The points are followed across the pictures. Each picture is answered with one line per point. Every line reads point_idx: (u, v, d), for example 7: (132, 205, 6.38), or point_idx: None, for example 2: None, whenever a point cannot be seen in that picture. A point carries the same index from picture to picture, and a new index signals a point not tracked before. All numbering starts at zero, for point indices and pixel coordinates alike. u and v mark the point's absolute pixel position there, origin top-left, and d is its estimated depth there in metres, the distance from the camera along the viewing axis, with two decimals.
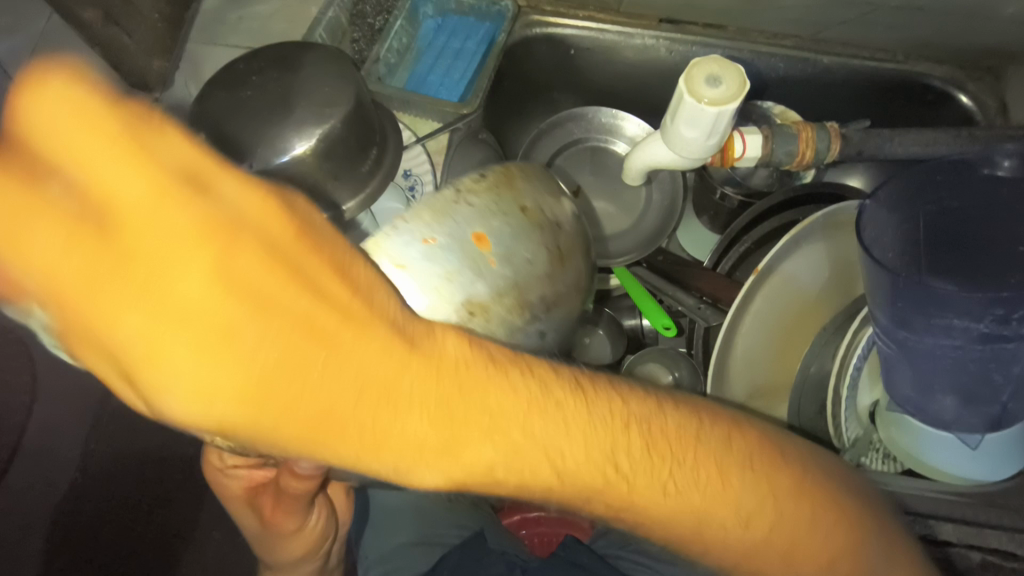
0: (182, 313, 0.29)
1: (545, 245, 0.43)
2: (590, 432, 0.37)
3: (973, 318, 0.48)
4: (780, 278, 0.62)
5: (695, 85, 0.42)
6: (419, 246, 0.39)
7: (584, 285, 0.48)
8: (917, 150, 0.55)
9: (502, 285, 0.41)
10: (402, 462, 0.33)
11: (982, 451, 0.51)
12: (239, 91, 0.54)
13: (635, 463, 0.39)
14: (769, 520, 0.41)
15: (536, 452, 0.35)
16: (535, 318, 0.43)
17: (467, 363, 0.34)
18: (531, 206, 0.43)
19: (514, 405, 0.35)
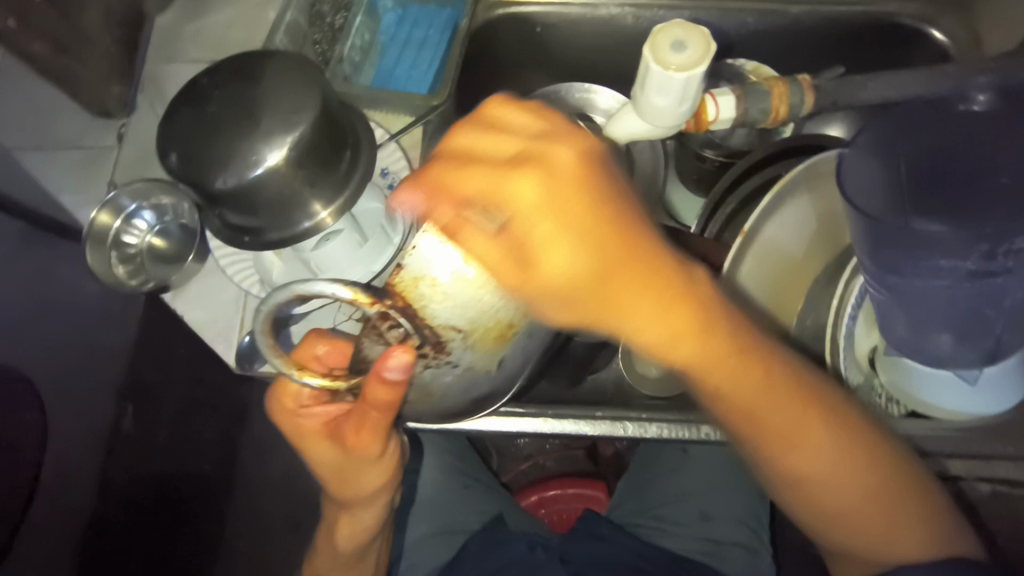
0: (558, 269, 0.40)
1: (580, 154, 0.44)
2: (824, 441, 0.46)
3: (959, 257, 0.46)
4: (770, 235, 0.61)
5: (662, 52, 0.41)
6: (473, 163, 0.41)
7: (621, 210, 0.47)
8: (891, 94, 0.56)
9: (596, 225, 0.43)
10: (790, 466, 0.47)
11: (981, 385, 0.53)
12: (205, 107, 0.53)
13: (730, 376, 0.44)
14: (909, 536, 0.47)
15: (844, 466, 0.46)
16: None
17: (720, 356, 0.43)
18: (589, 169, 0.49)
19: (809, 431, 0.46)
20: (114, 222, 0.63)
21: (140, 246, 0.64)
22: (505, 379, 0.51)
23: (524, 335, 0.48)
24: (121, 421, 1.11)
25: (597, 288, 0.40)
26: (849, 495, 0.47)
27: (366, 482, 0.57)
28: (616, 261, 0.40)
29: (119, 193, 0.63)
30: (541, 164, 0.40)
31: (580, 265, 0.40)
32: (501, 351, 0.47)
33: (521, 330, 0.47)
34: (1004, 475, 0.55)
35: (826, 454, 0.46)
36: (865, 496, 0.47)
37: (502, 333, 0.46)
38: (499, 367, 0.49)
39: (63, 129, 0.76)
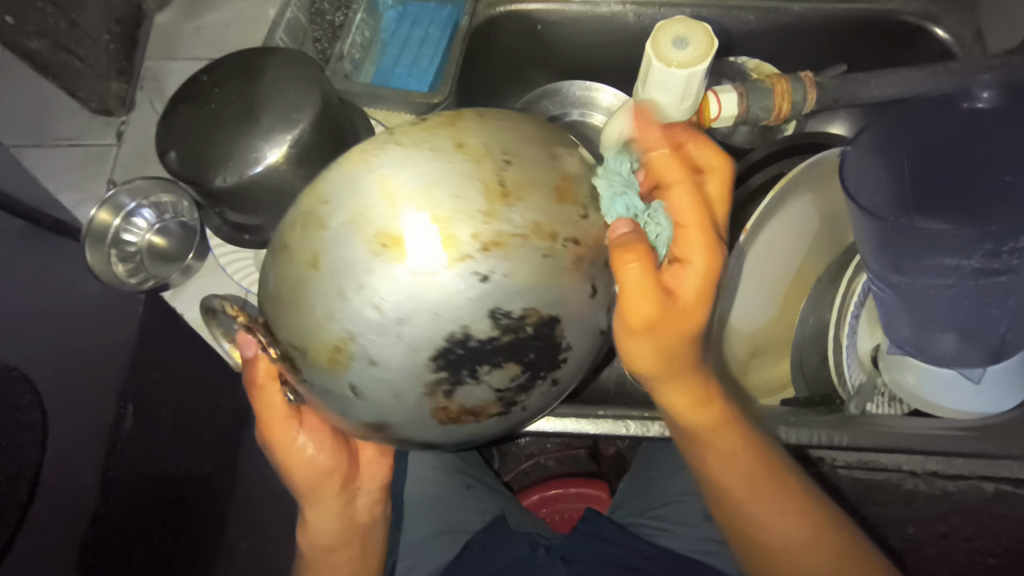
0: (641, 364, 0.45)
1: (484, 178, 0.38)
2: (738, 485, 0.51)
3: (963, 256, 0.48)
4: (772, 232, 0.60)
5: (663, 49, 0.41)
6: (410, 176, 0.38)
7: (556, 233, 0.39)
8: (893, 91, 0.54)
9: (419, 215, 0.37)
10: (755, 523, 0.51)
11: (985, 383, 0.52)
12: (204, 105, 0.53)
13: (727, 461, 0.51)
14: None
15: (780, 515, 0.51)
16: (468, 256, 0.37)
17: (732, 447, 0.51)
18: (473, 142, 0.39)
19: (738, 478, 0.51)
20: (115, 219, 0.63)
21: (140, 244, 0.65)
22: (391, 411, 0.41)
23: (365, 361, 0.38)
24: (122, 423, 1.10)
25: (665, 366, 0.46)
26: (775, 530, 0.51)
27: (302, 483, 0.57)
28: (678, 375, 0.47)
29: (118, 191, 0.62)
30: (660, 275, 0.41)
31: (652, 363, 0.45)
32: (344, 376, 0.39)
33: (363, 356, 0.38)
34: (1006, 475, 0.54)
35: (759, 488, 0.51)
36: (803, 538, 0.50)
37: (335, 353, 0.39)
38: (355, 395, 0.40)
39: (62, 127, 0.76)
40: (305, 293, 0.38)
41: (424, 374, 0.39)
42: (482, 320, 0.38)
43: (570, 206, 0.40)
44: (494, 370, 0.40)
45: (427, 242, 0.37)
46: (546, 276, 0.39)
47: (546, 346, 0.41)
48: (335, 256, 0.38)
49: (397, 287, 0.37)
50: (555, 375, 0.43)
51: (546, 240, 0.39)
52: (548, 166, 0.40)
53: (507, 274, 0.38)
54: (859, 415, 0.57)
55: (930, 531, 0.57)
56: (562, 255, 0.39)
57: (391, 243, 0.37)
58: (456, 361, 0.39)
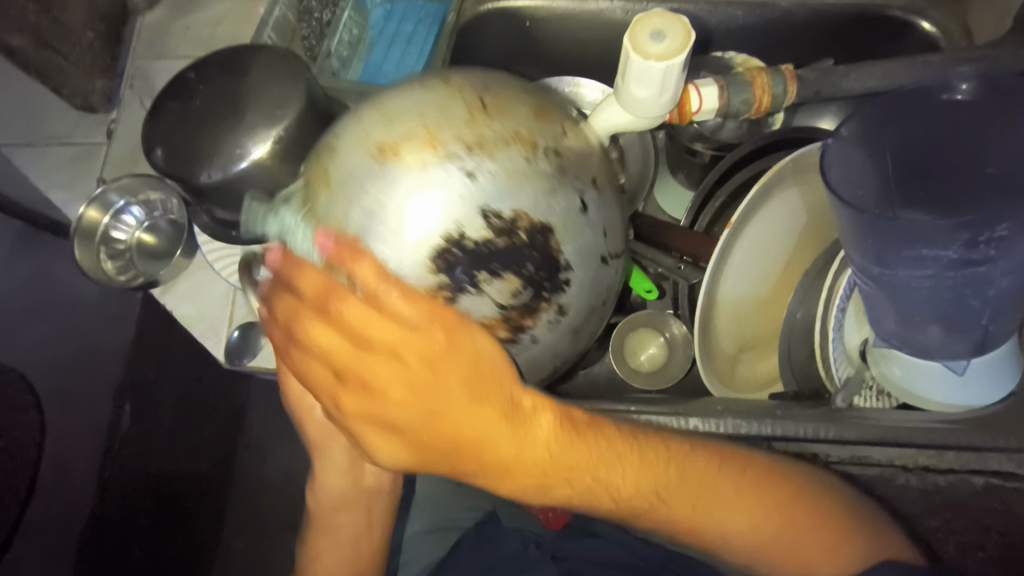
0: (452, 421, 0.42)
1: (466, 101, 0.44)
2: (724, 479, 0.48)
3: (941, 247, 0.48)
4: (758, 226, 0.61)
5: (640, 41, 0.41)
6: (403, 105, 0.44)
7: (543, 143, 0.44)
8: (873, 83, 0.55)
9: (412, 127, 0.43)
10: (721, 533, 0.49)
11: (971, 375, 0.52)
12: (190, 102, 0.54)
13: (634, 478, 0.47)
14: None
15: (769, 510, 0.48)
16: (456, 156, 0.42)
17: (562, 449, 0.44)
18: (457, 80, 0.46)
19: (725, 483, 0.48)
20: (103, 218, 0.63)
21: (130, 242, 0.65)
22: (394, 333, 0.43)
23: (371, 259, 0.41)
24: (119, 422, 1.11)
25: (428, 424, 0.42)
26: (748, 530, 0.49)
27: (313, 432, 0.61)
28: (444, 401, 0.42)
29: (107, 189, 0.63)
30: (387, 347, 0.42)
31: (394, 449, 0.43)
32: (350, 293, 0.43)
33: (364, 265, 0.42)
34: (995, 467, 0.53)
35: (643, 480, 0.47)
36: (787, 534, 0.48)
37: (347, 254, 0.42)
38: (361, 312, 0.43)
39: (60, 128, 0.79)
40: (329, 199, 0.43)
41: (426, 279, 0.42)
42: (475, 217, 0.41)
43: (549, 126, 0.45)
44: (495, 279, 0.42)
45: (418, 147, 0.42)
46: (529, 171, 0.43)
47: (543, 254, 0.43)
48: (341, 172, 0.43)
49: (407, 197, 0.42)
50: (561, 303, 0.45)
51: (528, 146, 0.43)
52: (525, 98, 0.46)
53: (494, 172, 0.42)
54: (847, 408, 0.57)
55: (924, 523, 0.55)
56: (544, 162, 0.43)
57: (393, 150, 0.42)
58: (455, 266, 0.42)
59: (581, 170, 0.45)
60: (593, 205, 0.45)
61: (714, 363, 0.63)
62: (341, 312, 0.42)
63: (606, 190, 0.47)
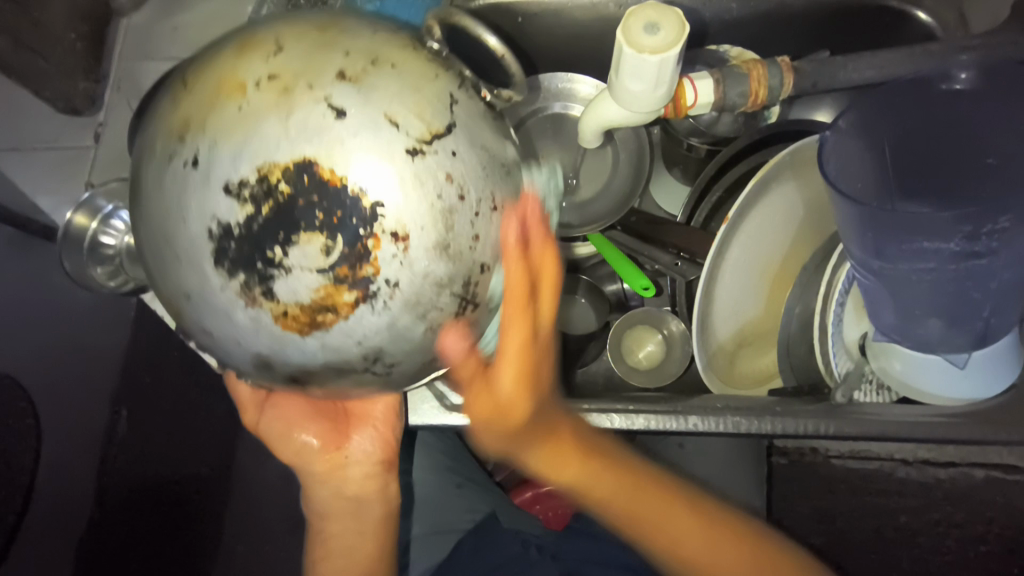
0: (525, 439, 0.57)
1: (176, 88, 0.39)
2: (682, 513, 0.58)
3: (943, 240, 0.48)
4: (751, 223, 0.60)
5: (634, 35, 0.40)
6: (146, 125, 0.40)
7: (251, 78, 0.36)
8: (872, 74, 0.52)
9: (142, 152, 0.39)
10: (696, 570, 0.57)
11: (971, 368, 0.50)
12: (178, 103, 0.57)
13: (615, 489, 0.59)
14: None
15: (722, 539, 0.57)
16: (178, 151, 0.36)
17: (630, 479, 0.60)
18: (173, 74, 0.41)
19: (690, 528, 0.57)
20: (92, 223, 0.62)
21: (117, 248, 0.62)
22: (239, 339, 0.37)
23: (186, 298, 0.38)
24: (116, 427, 1.09)
25: (530, 374, 0.51)
26: (720, 564, 0.56)
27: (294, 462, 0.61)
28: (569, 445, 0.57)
29: (95, 194, 0.63)
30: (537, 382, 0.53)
31: (517, 388, 0.51)
32: (196, 325, 0.39)
33: (183, 299, 0.38)
34: (996, 460, 0.59)
35: (622, 497, 0.59)
36: (748, 574, 0.55)
37: (177, 308, 0.39)
38: (214, 336, 0.38)
39: (38, 130, 0.75)
40: (154, 282, 0.41)
41: (223, 279, 0.36)
42: (223, 201, 0.35)
43: (254, 55, 0.37)
44: (290, 247, 0.35)
45: (150, 163, 0.38)
46: (250, 121, 0.35)
47: (320, 191, 0.35)
48: (135, 229, 0.41)
49: (166, 201, 0.37)
50: (387, 228, 0.35)
51: (234, 92, 0.36)
52: (228, 43, 0.39)
53: (217, 141, 0.35)
54: (847, 404, 0.55)
55: (923, 519, 0.61)
56: (260, 95, 0.35)
57: (133, 192, 0.39)
58: (236, 254, 0.35)
59: (310, 74, 0.36)
60: (357, 105, 0.35)
61: (713, 361, 0.62)
62: (501, 363, 0.49)
63: (365, 75, 0.36)
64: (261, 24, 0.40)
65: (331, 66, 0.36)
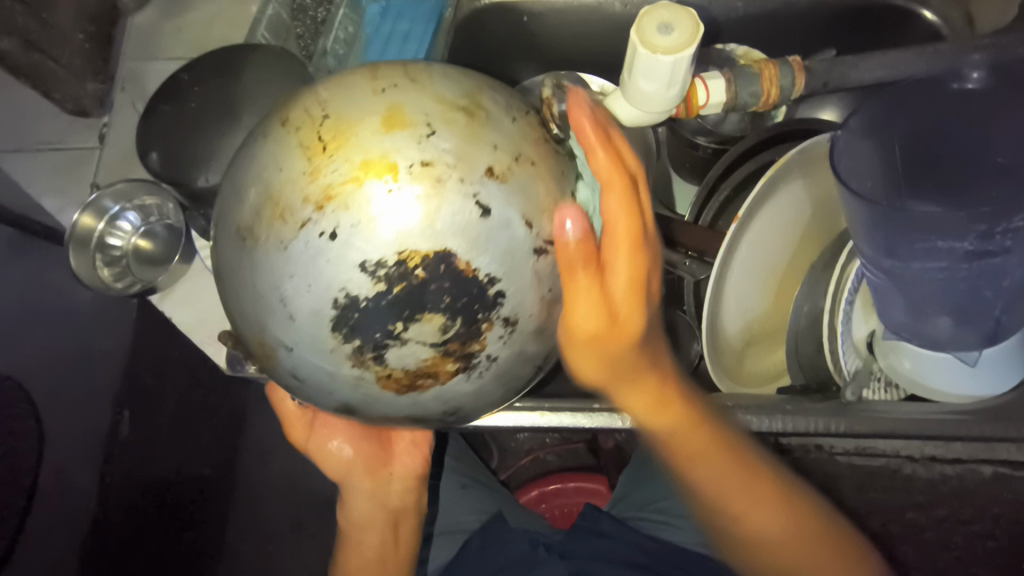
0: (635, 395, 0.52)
1: (301, 141, 0.38)
2: (731, 468, 0.53)
3: (956, 238, 0.48)
4: (764, 219, 0.60)
5: (649, 35, 0.40)
6: (261, 165, 0.39)
7: (399, 159, 0.37)
8: (883, 73, 0.52)
9: (258, 197, 0.38)
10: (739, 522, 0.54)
11: (981, 367, 0.51)
12: (184, 105, 0.55)
13: (690, 430, 0.53)
14: (833, 564, 0.51)
15: (766, 497, 0.53)
16: (309, 221, 0.37)
17: (715, 443, 0.53)
18: (293, 113, 0.40)
19: (734, 476, 0.53)
20: (98, 223, 0.61)
21: (126, 248, 0.63)
22: (327, 385, 0.40)
23: (285, 348, 0.39)
24: (118, 429, 1.09)
25: (615, 372, 0.50)
26: (778, 536, 0.53)
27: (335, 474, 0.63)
28: (670, 430, 0.53)
29: (102, 194, 0.61)
30: (654, 379, 0.52)
31: (597, 374, 0.49)
32: (282, 367, 0.41)
33: (280, 346, 0.39)
34: (1004, 457, 0.55)
35: (733, 483, 0.53)
36: (791, 536, 0.53)
37: (266, 349, 0.41)
38: (298, 381, 0.41)
39: (44, 130, 0.75)
40: (232, 309, 0.42)
41: (337, 345, 0.38)
42: (355, 276, 0.36)
43: (404, 131, 0.37)
44: (412, 325, 0.37)
45: (270, 220, 0.38)
46: (398, 208, 0.36)
47: (454, 280, 0.37)
48: (228, 266, 0.40)
49: (291, 266, 0.37)
50: (504, 313, 0.38)
51: (384, 173, 0.36)
52: (370, 105, 0.38)
53: (360, 217, 0.36)
54: (856, 402, 0.55)
55: (930, 516, 0.57)
56: (412, 184, 0.36)
57: (234, 238, 0.39)
58: (359, 325, 0.37)
59: (463, 166, 0.37)
60: (499, 201, 0.37)
61: (723, 361, 0.62)
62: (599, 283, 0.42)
63: (511, 174, 0.38)
64: (397, 77, 0.40)
65: (482, 160, 0.37)
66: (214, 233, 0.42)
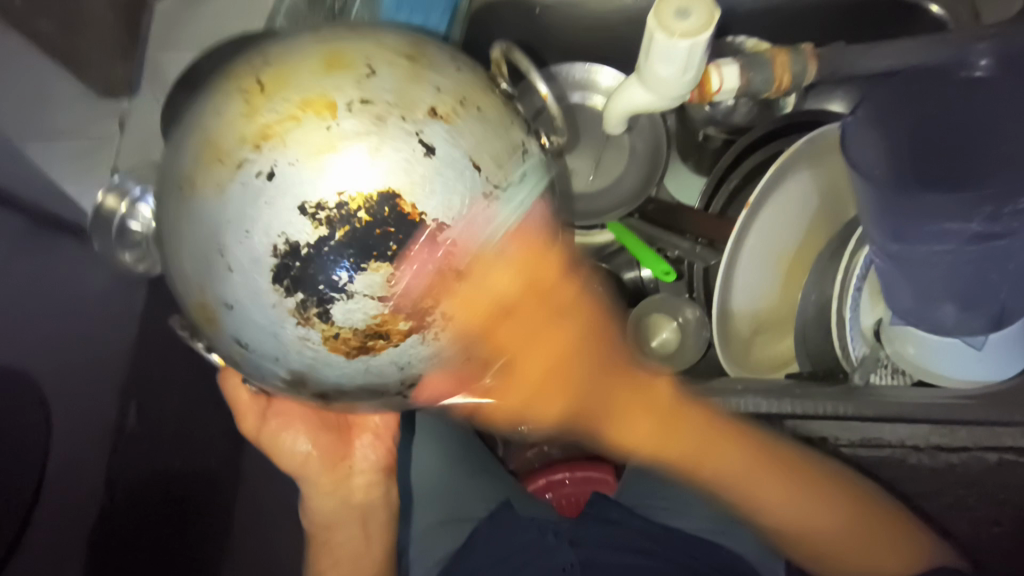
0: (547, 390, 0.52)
1: (245, 88, 0.39)
2: (747, 466, 0.57)
3: (964, 220, 0.49)
4: (773, 207, 0.61)
5: (666, 20, 0.41)
6: (214, 111, 0.39)
7: (341, 101, 0.38)
8: (893, 61, 0.54)
9: (198, 145, 0.39)
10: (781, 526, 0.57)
11: (988, 351, 0.52)
12: None
13: (691, 441, 0.57)
14: (885, 549, 0.53)
15: (804, 504, 0.56)
16: (247, 161, 0.37)
17: (726, 435, 0.57)
18: (238, 67, 0.41)
19: (773, 479, 0.56)
20: (120, 206, 0.63)
21: (145, 233, 0.64)
22: (265, 345, 0.40)
23: (226, 308, 0.39)
24: (127, 420, 1.10)
25: (531, 390, 0.49)
26: (836, 535, 0.55)
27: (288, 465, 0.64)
28: (591, 418, 0.56)
29: (125, 178, 0.63)
30: (533, 286, 0.43)
31: (495, 340, 0.42)
32: (224, 331, 0.40)
33: (220, 303, 0.39)
34: (1009, 444, 0.54)
35: (765, 484, 0.56)
36: (850, 530, 0.55)
37: (208, 313, 0.40)
38: (244, 348, 0.40)
39: (66, 120, 0.77)
40: (174, 273, 0.42)
41: (279, 299, 0.38)
42: (296, 220, 0.37)
43: (343, 72, 0.39)
44: (359, 274, 0.37)
45: (210, 165, 0.38)
46: (341, 143, 0.37)
47: (398, 225, 0.38)
48: (167, 224, 0.41)
49: (229, 215, 0.37)
50: (460, 273, 0.39)
51: (323, 110, 0.37)
52: (313, 49, 0.40)
53: (296, 159, 0.37)
54: (863, 387, 0.57)
55: (935, 502, 0.59)
56: (349, 119, 0.37)
57: (163, 198, 0.41)
58: (302, 276, 0.37)
59: (402, 105, 0.38)
60: (443, 142, 0.39)
61: (732, 347, 0.64)
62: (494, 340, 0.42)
63: (456, 116, 0.39)
64: (347, 36, 0.41)
65: (424, 101, 0.39)
66: (158, 191, 0.42)
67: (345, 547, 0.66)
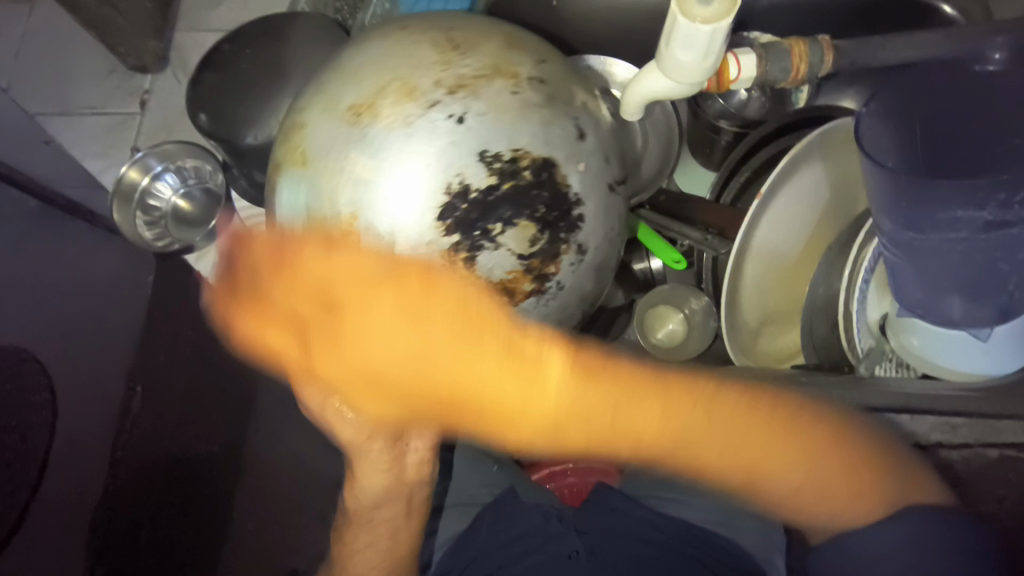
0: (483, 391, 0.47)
1: (440, 42, 0.53)
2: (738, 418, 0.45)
3: (976, 207, 0.49)
4: (786, 197, 0.62)
5: (688, 3, 0.42)
6: (372, 63, 0.52)
7: (513, 66, 0.52)
8: (909, 54, 0.57)
9: (383, 82, 0.51)
10: (767, 483, 0.46)
11: (992, 344, 0.52)
12: (237, 68, 0.59)
13: (672, 388, 0.46)
14: (855, 494, 0.47)
15: (773, 449, 0.45)
16: (437, 100, 0.50)
17: (669, 379, 0.46)
18: (413, 28, 0.55)
19: (762, 429, 0.45)
20: (142, 179, 0.66)
21: (165, 209, 0.67)
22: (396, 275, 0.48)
23: (379, 230, 0.49)
24: (130, 403, 1.11)
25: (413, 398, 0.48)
26: (818, 493, 0.47)
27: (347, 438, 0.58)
28: (448, 380, 0.46)
29: (148, 153, 0.66)
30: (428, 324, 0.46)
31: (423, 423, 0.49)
32: (359, 250, 0.49)
33: (370, 224, 0.50)
34: (1010, 440, 0.54)
35: (733, 445, 0.45)
36: (826, 483, 0.46)
37: (352, 229, 0.50)
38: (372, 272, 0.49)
39: (93, 97, 0.79)
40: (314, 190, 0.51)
41: (438, 230, 0.49)
42: (475, 169, 0.49)
43: (521, 52, 0.54)
44: (508, 229, 0.50)
45: (396, 101, 0.50)
46: (518, 107, 0.51)
47: (551, 189, 0.51)
48: (316, 143, 0.52)
49: (398, 159, 0.49)
50: (575, 241, 0.53)
51: (507, 78, 0.52)
52: (494, 30, 0.56)
53: (481, 115, 0.50)
54: (869, 377, 0.59)
55: None
56: (501, 88, 0.51)
57: (311, 143, 0.52)
58: (465, 218, 0.49)
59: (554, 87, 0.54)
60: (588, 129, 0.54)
61: (737, 336, 0.65)
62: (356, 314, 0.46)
63: (594, 109, 0.56)
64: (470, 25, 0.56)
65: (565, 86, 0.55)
66: (315, 108, 0.52)
67: (381, 530, 0.63)
